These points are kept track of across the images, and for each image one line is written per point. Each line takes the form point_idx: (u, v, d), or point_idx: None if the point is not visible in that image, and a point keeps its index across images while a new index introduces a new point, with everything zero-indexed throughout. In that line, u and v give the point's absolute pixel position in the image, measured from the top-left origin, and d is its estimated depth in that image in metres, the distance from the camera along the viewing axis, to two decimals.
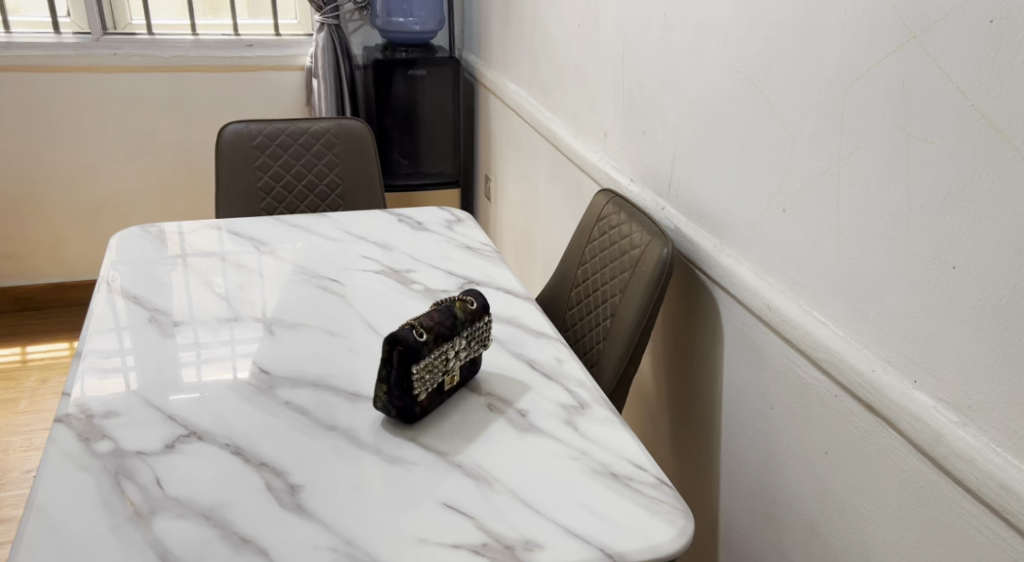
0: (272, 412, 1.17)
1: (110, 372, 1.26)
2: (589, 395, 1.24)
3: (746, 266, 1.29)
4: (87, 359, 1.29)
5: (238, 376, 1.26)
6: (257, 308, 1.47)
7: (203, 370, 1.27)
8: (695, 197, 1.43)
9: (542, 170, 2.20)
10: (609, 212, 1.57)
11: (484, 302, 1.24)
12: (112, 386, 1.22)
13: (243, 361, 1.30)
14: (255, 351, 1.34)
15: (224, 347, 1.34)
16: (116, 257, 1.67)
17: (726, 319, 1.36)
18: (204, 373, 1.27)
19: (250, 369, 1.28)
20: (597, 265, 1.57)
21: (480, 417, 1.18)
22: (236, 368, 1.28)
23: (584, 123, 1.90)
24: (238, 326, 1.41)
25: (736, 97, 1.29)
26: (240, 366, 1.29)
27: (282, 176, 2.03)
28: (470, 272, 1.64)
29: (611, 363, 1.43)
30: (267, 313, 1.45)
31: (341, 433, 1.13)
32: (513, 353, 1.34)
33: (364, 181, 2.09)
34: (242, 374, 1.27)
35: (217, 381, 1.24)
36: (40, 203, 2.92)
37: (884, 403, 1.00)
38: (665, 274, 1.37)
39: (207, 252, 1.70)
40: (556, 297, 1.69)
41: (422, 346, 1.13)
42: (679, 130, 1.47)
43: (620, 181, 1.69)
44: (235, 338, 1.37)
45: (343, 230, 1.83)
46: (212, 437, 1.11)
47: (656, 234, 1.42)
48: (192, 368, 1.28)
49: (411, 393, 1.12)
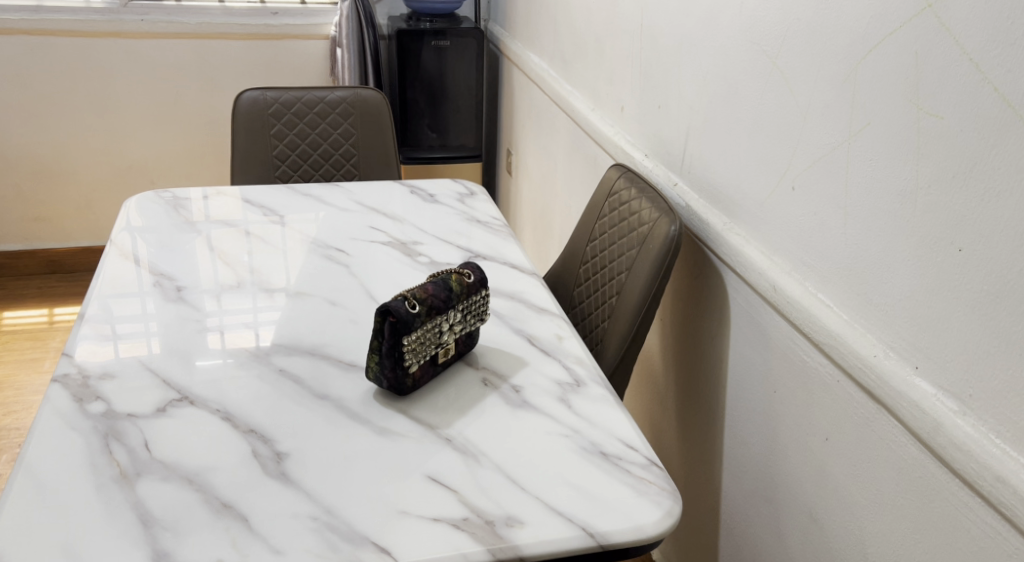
0: (265, 380, 1.17)
1: (119, 335, 1.26)
2: (586, 373, 1.21)
3: (754, 244, 1.25)
4: (91, 322, 1.30)
5: (259, 344, 1.26)
6: (266, 279, 1.47)
7: (226, 337, 1.28)
8: (707, 174, 1.39)
9: (561, 145, 2.17)
10: (620, 187, 1.54)
11: (481, 275, 1.22)
12: (135, 350, 1.23)
13: (266, 328, 1.31)
14: (277, 319, 1.34)
15: (247, 314, 1.35)
16: (128, 222, 1.68)
17: (733, 300, 1.32)
18: (228, 339, 1.27)
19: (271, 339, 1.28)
20: (605, 241, 1.54)
21: (474, 391, 1.16)
22: (258, 335, 1.29)
23: (602, 97, 1.86)
24: (240, 294, 1.41)
25: (751, 69, 1.24)
26: (262, 332, 1.29)
27: (298, 145, 2.02)
28: (479, 246, 1.61)
29: (614, 342, 1.40)
30: (275, 284, 1.45)
31: (332, 402, 1.13)
32: (513, 329, 1.32)
33: (380, 151, 2.07)
34: (263, 340, 1.27)
35: (240, 347, 1.25)
36: (69, 167, 2.95)
37: (884, 389, 0.96)
38: (671, 251, 1.33)
39: (222, 221, 1.70)
40: (565, 273, 1.66)
41: (414, 318, 1.11)
42: (694, 103, 1.43)
43: (634, 156, 1.65)
44: (258, 306, 1.38)
45: (353, 200, 1.82)
46: (204, 402, 1.11)
47: (665, 210, 1.38)
48: (215, 334, 1.28)
49: (403, 364, 1.11)
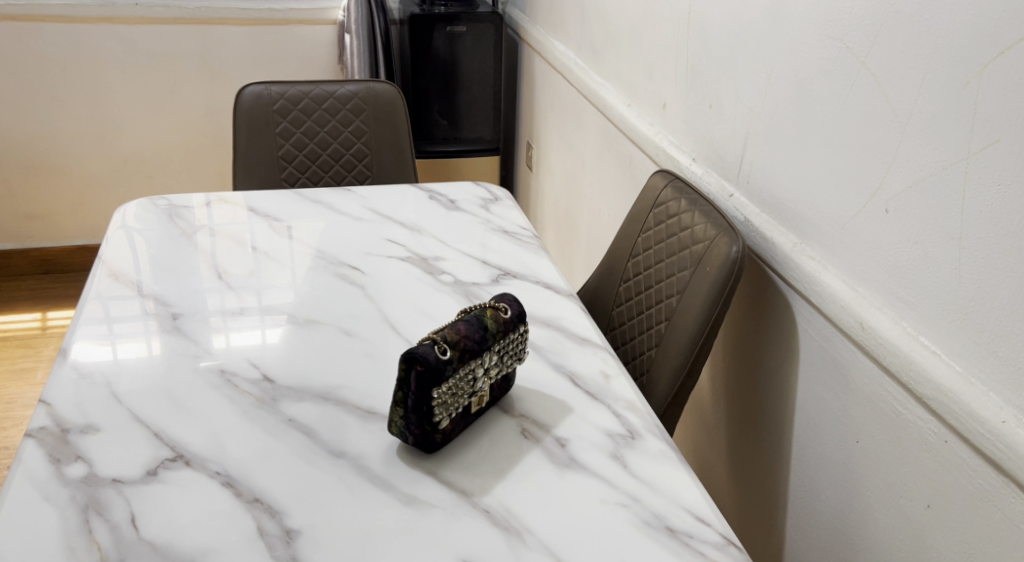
0: (271, 433, 1.02)
1: (119, 335, 1.19)
2: (640, 421, 1.06)
3: (833, 271, 1.09)
4: (79, 339, 1.18)
5: (267, 340, 1.20)
6: (271, 303, 1.30)
7: (230, 334, 1.21)
8: (771, 186, 1.22)
9: (589, 141, 2.00)
10: (667, 197, 1.37)
11: (519, 309, 1.06)
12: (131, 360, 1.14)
13: (273, 329, 1.23)
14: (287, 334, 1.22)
15: (253, 318, 1.26)
16: (119, 231, 1.52)
17: (803, 331, 1.16)
18: (234, 339, 1.20)
19: (280, 334, 1.22)
20: (650, 258, 1.36)
21: (512, 445, 1.01)
22: (265, 334, 1.22)
23: (639, 91, 1.69)
24: (241, 321, 1.25)
25: (829, 69, 1.07)
26: (269, 332, 1.22)
27: (305, 144, 1.86)
28: (506, 261, 1.45)
29: (665, 375, 1.24)
30: (281, 310, 1.28)
31: (349, 462, 0.97)
32: (551, 364, 1.16)
33: (394, 148, 1.90)
34: (271, 338, 1.21)
35: (246, 347, 1.19)
36: (62, 160, 2.78)
37: (1016, 463, 0.81)
38: (733, 275, 1.17)
39: (222, 232, 1.53)
40: (600, 291, 1.48)
41: (446, 366, 0.95)
42: (753, 105, 1.26)
43: (679, 160, 1.48)
44: (265, 318, 1.26)
45: (367, 207, 1.65)
46: (201, 463, 0.96)
47: (724, 227, 1.22)
48: (220, 339, 1.20)
49: (431, 420, 0.95)
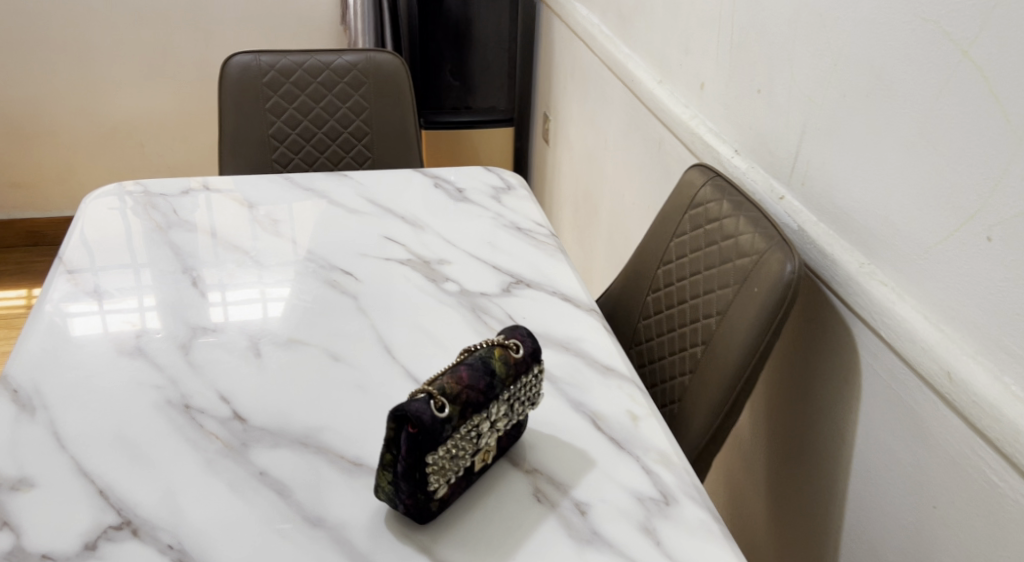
0: (238, 492, 0.86)
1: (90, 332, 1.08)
2: (674, 481, 0.90)
3: (910, 302, 0.91)
4: (28, 352, 1.04)
5: (268, 315, 1.13)
6: (269, 291, 1.19)
7: (229, 307, 1.15)
8: (832, 192, 1.04)
9: (613, 117, 1.80)
10: (706, 197, 1.18)
11: (533, 346, 0.88)
12: (125, 325, 1.10)
13: (275, 302, 1.16)
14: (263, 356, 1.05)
15: (252, 289, 1.19)
16: (84, 225, 1.34)
17: (867, 368, 0.98)
18: (233, 312, 1.14)
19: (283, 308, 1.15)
20: (685, 268, 1.18)
21: (522, 511, 0.85)
22: (266, 309, 1.15)
23: (673, 66, 1.48)
24: (237, 306, 1.15)
25: (919, 60, 0.88)
26: (271, 306, 1.15)
27: (298, 121, 1.67)
28: (519, 267, 1.26)
29: (700, 410, 1.07)
30: (282, 299, 1.17)
31: (329, 533, 0.82)
32: (570, 402, 0.99)
33: (397, 127, 1.72)
34: (273, 311, 1.14)
35: (245, 323, 1.12)
36: (48, 126, 2.61)
37: None
38: (786, 299, 0.99)
39: (201, 228, 1.35)
40: (625, 299, 1.30)
41: (443, 425, 0.78)
42: (813, 93, 1.07)
43: (719, 150, 1.28)
44: (267, 293, 1.18)
45: (364, 196, 1.46)
46: (151, 533, 0.81)
47: (776, 240, 1.04)
48: (218, 311, 1.14)
49: (425, 488, 0.79)
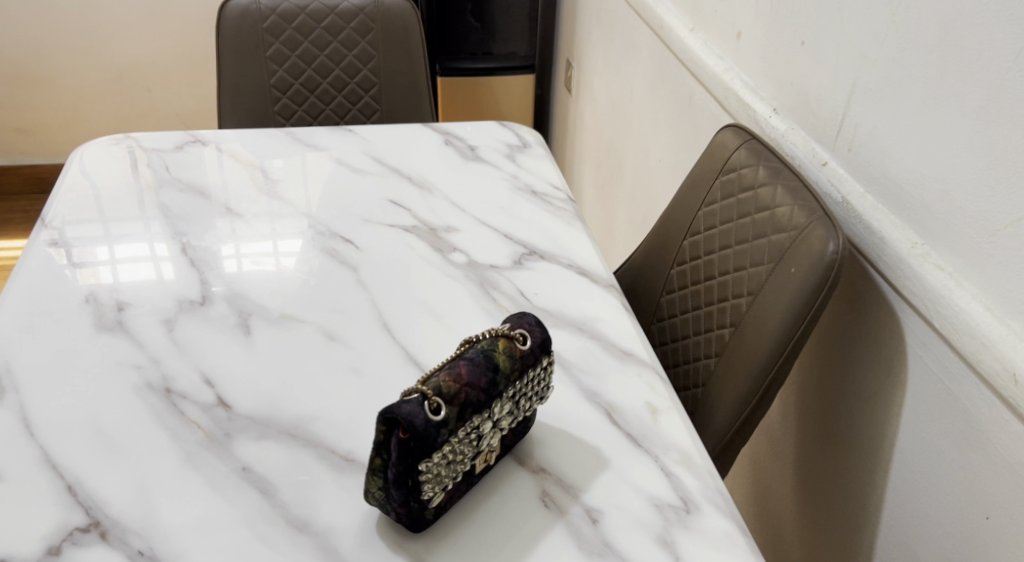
0: (218, 489, 0.79)
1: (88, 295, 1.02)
2: (697, 485, 0.81)
3: (971, 291, 0.82)
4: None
5: (283, 267, 1.09)
6: (280, 245, 1.13)
7: (243, 259, 1.10)
8: (884, 161, 0.93)
9: (641, 67, 1.67)
10: (740, 162, 1.07)
11: (542, 336, 0.79)
12: (136, 277, 1.06)
13: (288, 256, 1.11)
14: (252, 334, 0.97)
15: (265, 242, 1.13)
16: (71, 180, 1.25)
17: (915, 360, 0.88)
18: (246, 265, 1.09)
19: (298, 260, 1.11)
20: (715, 240, 1.08)
21: (527, 517, 0.77)
22: (279, 262, 1.10)
23: (707, 13, 1.35)
24: (251, 258, 1.10)
25: (1001, 15, 0.77)
26: (284, 259, 1.11)
27: (301, 70, 1.57)
28: (533, 236, 1.17)
29: (726, 399, 0.98)
30: (294, 254, 1.12)
31: (314, 541, 0.75)
32: (583, 391, 0.90)
33: (407, 77, 1.61)
34: (287, 266, 1.09)
35: (235, 294, 1.04)
36: (51, 69, 2.52)
37: None
38: (827, 283, 0.89)
39: (194, 186, 1.26)
40: (647, 270, 1.20)
41: (438, 430, 0.70)
42: (865, 48, 0.95)
43: (756, 108, 1.17)
44: (281, 245, 1.13)
45: (368, 154, 1.36)
46: (121, 536, 0.74)
47: (818, 215, 0.93)
48: (230, 264, 1.09)
49: (419, 497, 0.71)
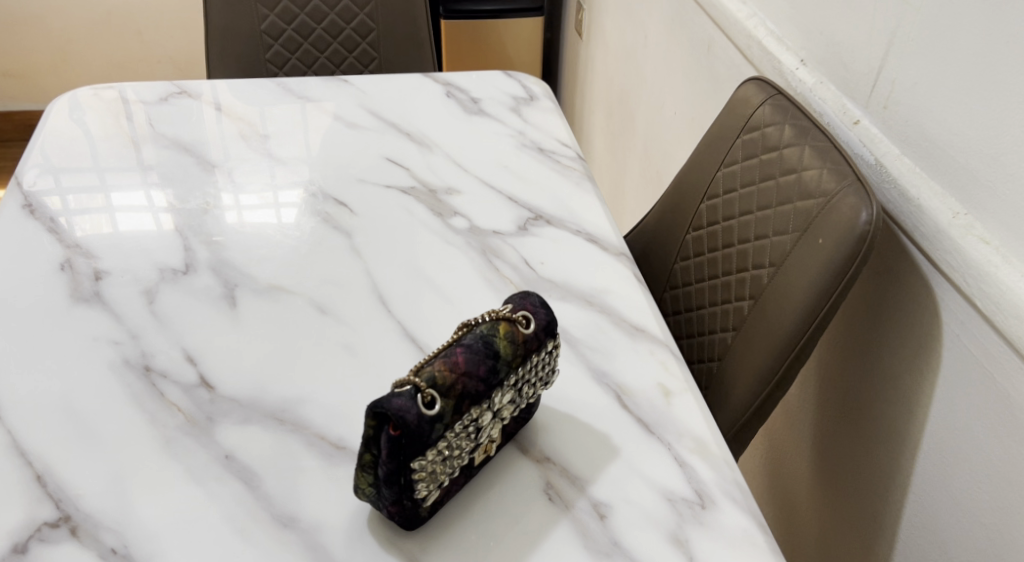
0: (198, 480, 0.73)
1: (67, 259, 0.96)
2: (713, 477, 0.75)
3: (1019, 268, 0.74)
4: None
5: (283, 219, 1.04)
6: (280, 196, 1.08)
7: (243, 211, 1.05)
8: (924, 120, 0.84)
9: (656, 10, 1.57)
10: (764, 120, 0.98)
11: (547, 318, 0.72)
12: (135, 227, 1.02)
13: (289, 207, 1.06)
14: (239, 306, 0.91)
15: (264, 193, 1.08)
16: (48, 132, 1.17)
17: (952, 340, 0.82)
18: (247, 217, 1.04)
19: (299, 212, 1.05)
20: (735, 204, 1.00)
21: (530, 513, 0.72)
22: (280, 214, 1.05)
23: None
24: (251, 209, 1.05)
25: None
26: (285, 211, 1.05)
27: (293, 15, 1.47)
28: (539, 198, 1.09)
29: (744, 376, 0.91)
30: (296, 205, 1.07)
31: (300, 538, 0.70)
32: (592, 372, 0.84)
33: (406, 22, 1.52)
34: (288, 218, 1.04)
35: (221, 262, 0.97)
36: (38, 11, 2.41)
37: None
38: (859, 256, 0.82)
39: (179, 141, 1.18)
40: (661, 234, 1.12)
41: (433, 426, 0.64)
42: None
43: (781, 58, 1.08)
44: (281, 197, 1.08)
45: (365, 107, 1.28)
46: (94, 531, 0.69)
47: (850, 181, 0.85)
48: (231, 216, 1.04)
49: (412, 495, 0.66)
